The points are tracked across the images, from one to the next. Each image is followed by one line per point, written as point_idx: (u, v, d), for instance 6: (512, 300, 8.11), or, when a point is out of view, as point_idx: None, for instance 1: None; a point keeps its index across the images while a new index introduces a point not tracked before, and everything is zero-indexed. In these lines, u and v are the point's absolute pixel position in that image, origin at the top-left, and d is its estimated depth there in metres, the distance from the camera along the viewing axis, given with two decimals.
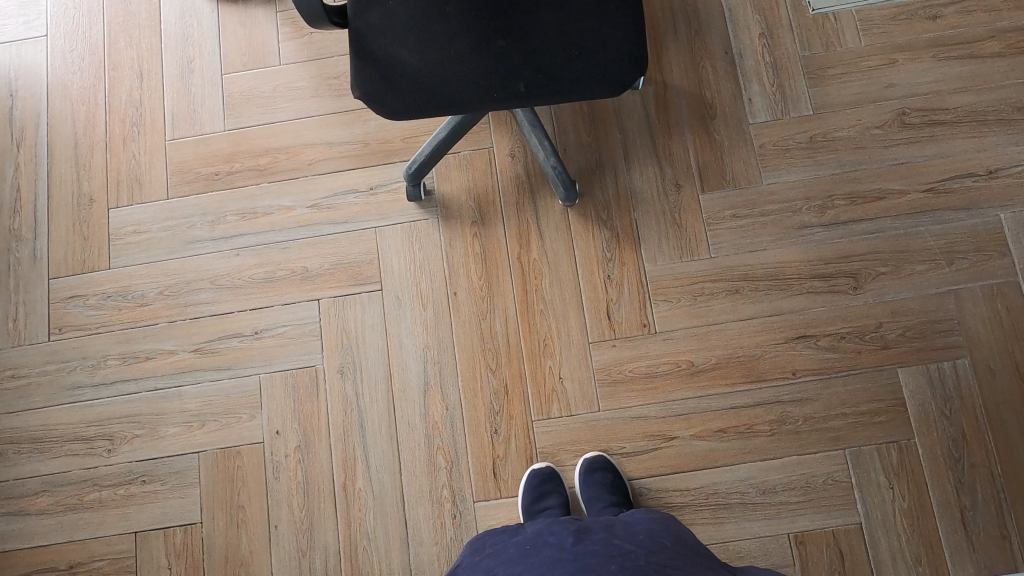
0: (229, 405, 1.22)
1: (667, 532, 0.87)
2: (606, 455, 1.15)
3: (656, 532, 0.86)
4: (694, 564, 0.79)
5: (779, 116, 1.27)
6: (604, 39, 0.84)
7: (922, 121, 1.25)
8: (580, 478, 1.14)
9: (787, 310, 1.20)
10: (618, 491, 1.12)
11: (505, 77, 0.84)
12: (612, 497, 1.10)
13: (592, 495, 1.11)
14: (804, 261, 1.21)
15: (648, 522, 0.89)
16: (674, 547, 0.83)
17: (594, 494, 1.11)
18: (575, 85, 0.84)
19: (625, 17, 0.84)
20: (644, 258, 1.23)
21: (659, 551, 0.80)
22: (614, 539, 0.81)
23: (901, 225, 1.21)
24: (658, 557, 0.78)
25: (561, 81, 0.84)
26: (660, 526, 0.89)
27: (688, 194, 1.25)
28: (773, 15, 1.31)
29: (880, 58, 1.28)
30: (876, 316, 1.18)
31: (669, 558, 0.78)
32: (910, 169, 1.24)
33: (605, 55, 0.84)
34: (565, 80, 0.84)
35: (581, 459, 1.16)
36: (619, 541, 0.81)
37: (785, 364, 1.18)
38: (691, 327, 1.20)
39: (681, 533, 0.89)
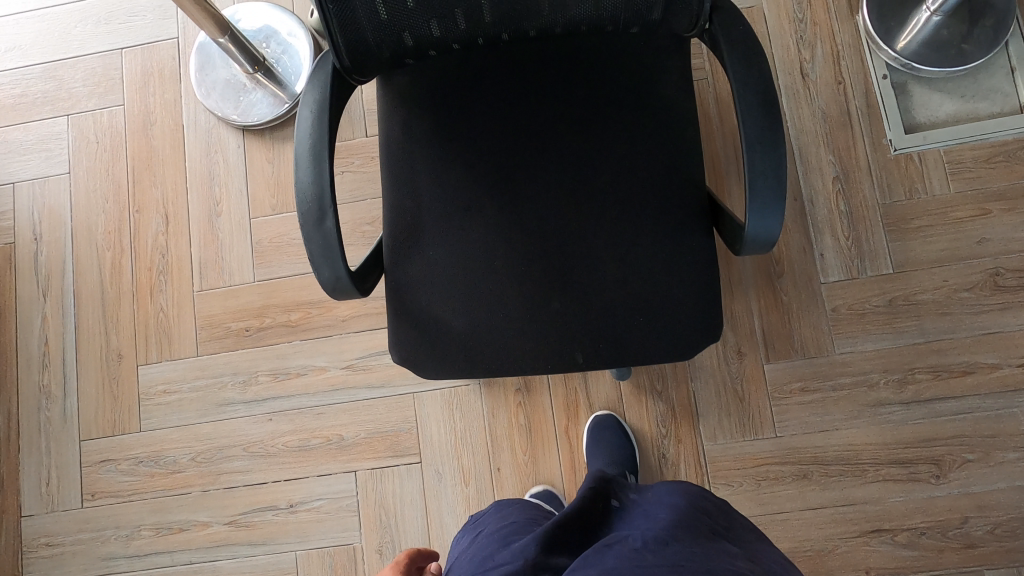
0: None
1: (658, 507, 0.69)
2: (616, 414, 1.16)
3: (645, 514, 0.68)
4: (698, 547, 0.61)
5: (854, 275, 1.15)
6: (672, 299, 0.73)
7: (1019, 283, 1.12)
8: (589, 433, 1.14)
9: (860, 500, 1.10)
10: (626, 451, 1.11)
11: (560, 340, 0.75)
12: (617, 456, 1.09)
13: (602, 452, 1.10)
14: (880, 445, 1.11)
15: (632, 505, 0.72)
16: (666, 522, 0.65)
17: (601, 449, 1.10)
18: (641, 354, 0.74)
19: (699, 275, 0.74)
20: (702, 435, 1.14)
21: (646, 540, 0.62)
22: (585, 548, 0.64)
23: (990, 405, 1.10)
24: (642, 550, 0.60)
25: (623, 347, 0.74)
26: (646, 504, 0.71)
27: (751, 363, 1.15)
28: (850, 155, 1.18)
29: (972, 208, 1.15)
30: (960, 509, 1.08)
31: (660, 546, 0.60)
32: (1003, 339, 1.11)
33: (675, 321, 0.73)
34: (627, 345, 0.74)
35: (593, 416, 1.16)
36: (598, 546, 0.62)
37: (857, 561, 1.09)
38: (754, 515, 1.11)
39: (684, 496, 0.72)
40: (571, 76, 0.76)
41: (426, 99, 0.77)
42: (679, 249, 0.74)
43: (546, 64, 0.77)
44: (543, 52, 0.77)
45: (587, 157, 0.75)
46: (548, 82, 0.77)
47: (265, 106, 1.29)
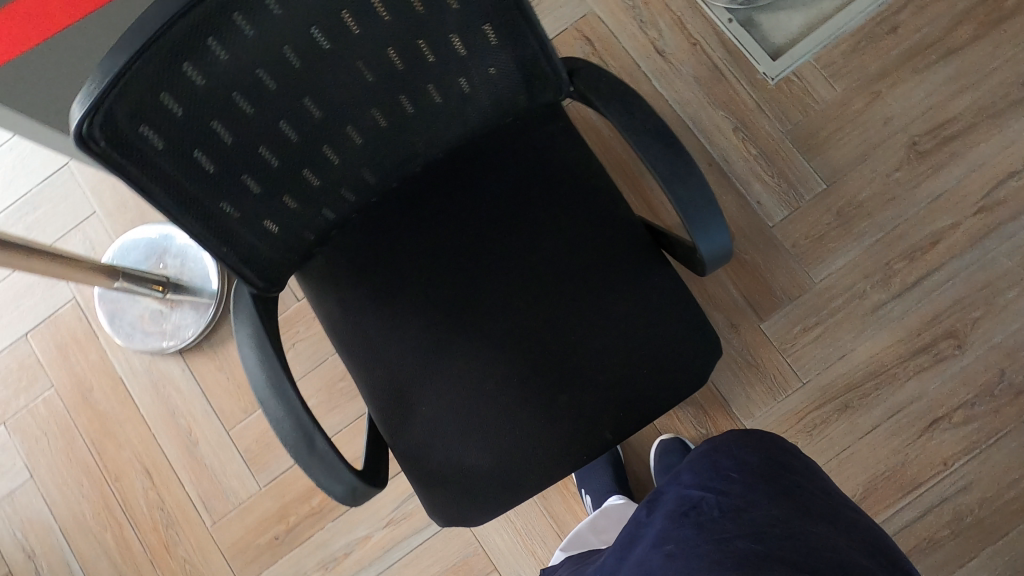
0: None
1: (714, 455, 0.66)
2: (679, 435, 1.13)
3: (716, 461, 0.65)
4: (776, 500, 0.58)
5: (796, 206, 1.19)
6: (665, 339, 0.73)
7: (936, 142, 1.18)
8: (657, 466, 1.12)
9: (906, 402, 1.12)
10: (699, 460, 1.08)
11: (584, 430, 0.73)
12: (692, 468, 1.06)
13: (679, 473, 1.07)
14: (897, 344, 1.14)
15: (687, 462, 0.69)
16: (727, 472, 0.62)
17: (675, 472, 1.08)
18: (662, 400, 0.73)
19: (676, 303, 0.73)
20: (740, 417, 1.14)
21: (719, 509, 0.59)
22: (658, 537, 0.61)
23: (970, 260, 1.14)
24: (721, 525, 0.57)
25: (644, 405, 0.73)
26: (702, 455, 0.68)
27: (749, 330, 1.16)
28: (737, 104, 1.22)
29: (863, 99, 1.20)
30: (993, 365, 1.12)
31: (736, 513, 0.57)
32: (950, 197, 1.16)
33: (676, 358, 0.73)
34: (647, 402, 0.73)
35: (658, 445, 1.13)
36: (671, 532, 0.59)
37: (932, 458, 1.10)
38: (823, 464, 1.12)
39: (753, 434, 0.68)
40: (466, 190, 0.77)
41: (348, 275, 0.76)
42: (646, 291, 0.73)
43: (438, 190, 0.77)
44: (430, 181, 0.77)
45: (523, 249, 0.76)
46: (449, 206, 0.77)
47: (190, 321, 1.25)
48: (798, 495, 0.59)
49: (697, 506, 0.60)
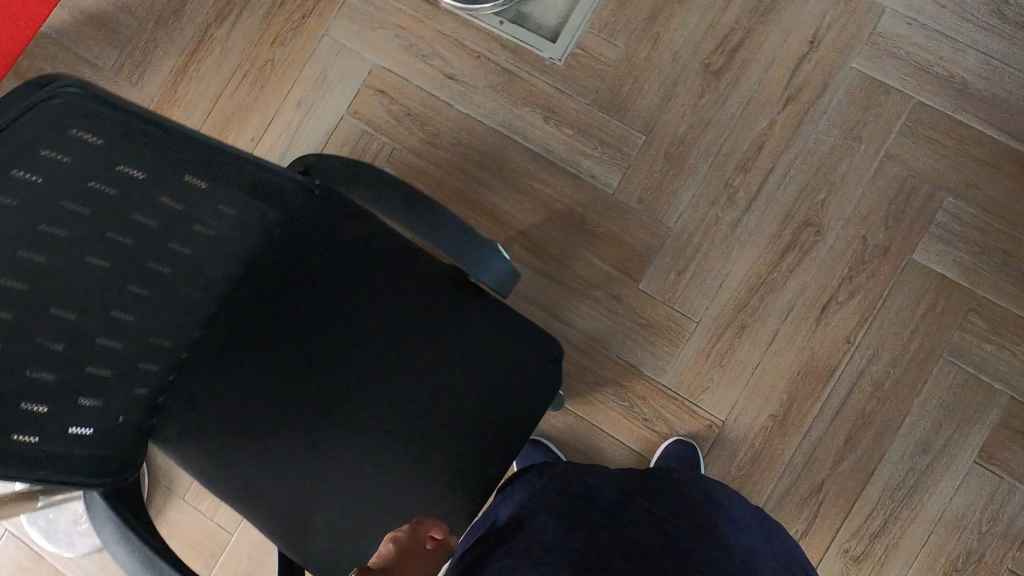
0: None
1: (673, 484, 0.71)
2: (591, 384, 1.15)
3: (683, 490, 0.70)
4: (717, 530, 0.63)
5: (626, 165, 1.22)
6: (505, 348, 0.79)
7: (725, 56, 1.22)
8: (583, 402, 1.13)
9: (793, 301, 1.17)
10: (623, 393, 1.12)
11: (483, 458, 0.78)
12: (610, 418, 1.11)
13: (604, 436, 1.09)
14: (765, 251, 1.18)
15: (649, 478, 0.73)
16: (683, 503, 0.67)
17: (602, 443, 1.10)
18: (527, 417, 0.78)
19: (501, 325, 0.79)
20: (654, 376, 1.18)
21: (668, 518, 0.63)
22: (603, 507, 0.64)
23: (796, 149, 1.19)
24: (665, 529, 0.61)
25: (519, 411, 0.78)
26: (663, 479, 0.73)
27: (630, 294, 1.20)
28: (537, 95, 1.25)
29: (646, 44, 1.24)
30: (854, 236, 1.17)
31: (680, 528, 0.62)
32: (757, 101, 1.21)
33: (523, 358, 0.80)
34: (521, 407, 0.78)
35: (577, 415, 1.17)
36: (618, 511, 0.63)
37: (836, 341, 1.15)
38: (744, 388, 1.16)
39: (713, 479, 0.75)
40: (274, 310, 0.79)
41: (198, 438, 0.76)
42: (475, 321, 0.79)
43: (247, 322, 0.79)
44: (235, 320, 0.79)
45: (350, 337, 0.79)
46: (267, 330, 0.79)
47: None
48: (743, 544, 0.64)
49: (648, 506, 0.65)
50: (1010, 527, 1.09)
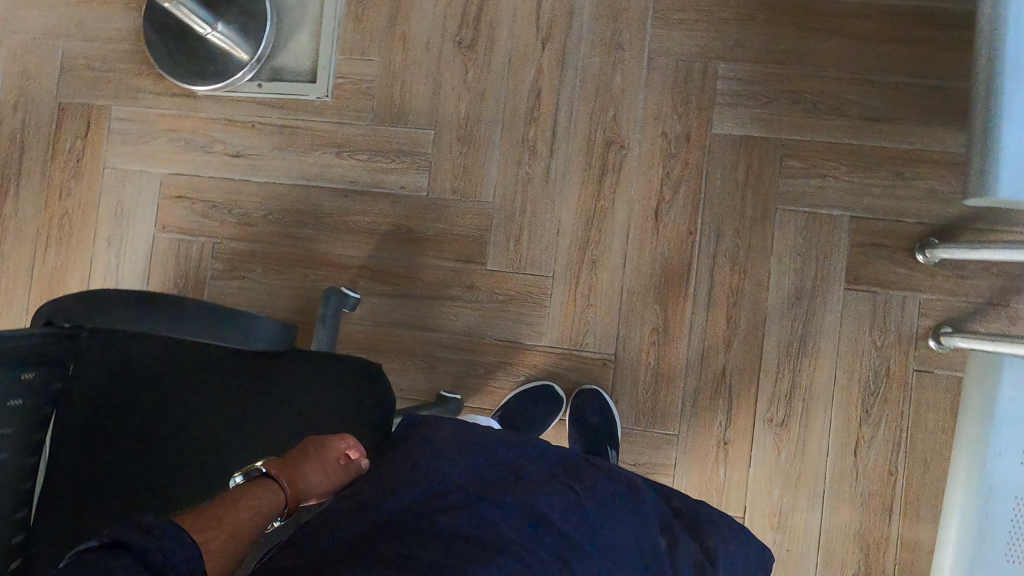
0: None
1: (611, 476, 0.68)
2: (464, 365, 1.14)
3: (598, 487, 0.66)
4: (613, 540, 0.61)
5: (427, 163, 1.24)
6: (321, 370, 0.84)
7: (472, 26, 1.24)
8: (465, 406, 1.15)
9: (627, 218, 1.19)
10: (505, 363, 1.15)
11: None
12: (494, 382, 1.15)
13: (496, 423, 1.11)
14: (583, 185, 1.20)
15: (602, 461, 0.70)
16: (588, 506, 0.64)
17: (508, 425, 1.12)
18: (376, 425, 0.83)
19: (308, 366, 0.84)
20: (535, 342, 1.20)
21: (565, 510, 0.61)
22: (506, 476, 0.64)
23: (571, 81, 1.21)
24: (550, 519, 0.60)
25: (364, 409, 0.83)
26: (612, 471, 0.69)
27: (482, 278, 1.21)
28: (321, 136, 1.26)
29: (398, 47, 1.25)
30: (655, 135, 1.19)
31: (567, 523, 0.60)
32: (518, 53, 1.23)
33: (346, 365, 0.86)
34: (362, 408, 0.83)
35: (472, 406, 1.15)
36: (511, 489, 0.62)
37: (679, 237, 1.17)
38: (619, 315, 1.18)
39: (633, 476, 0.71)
40: (100, 471, 0.79)
41: None
42: (284, 376, 0.84)
43: (81, 494, 0.78)
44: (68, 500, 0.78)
45: (186, 453, 0.81)
46: (101, 491, 0.78)
47: None
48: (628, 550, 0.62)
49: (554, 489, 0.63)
50: (901, 333, 1.12)
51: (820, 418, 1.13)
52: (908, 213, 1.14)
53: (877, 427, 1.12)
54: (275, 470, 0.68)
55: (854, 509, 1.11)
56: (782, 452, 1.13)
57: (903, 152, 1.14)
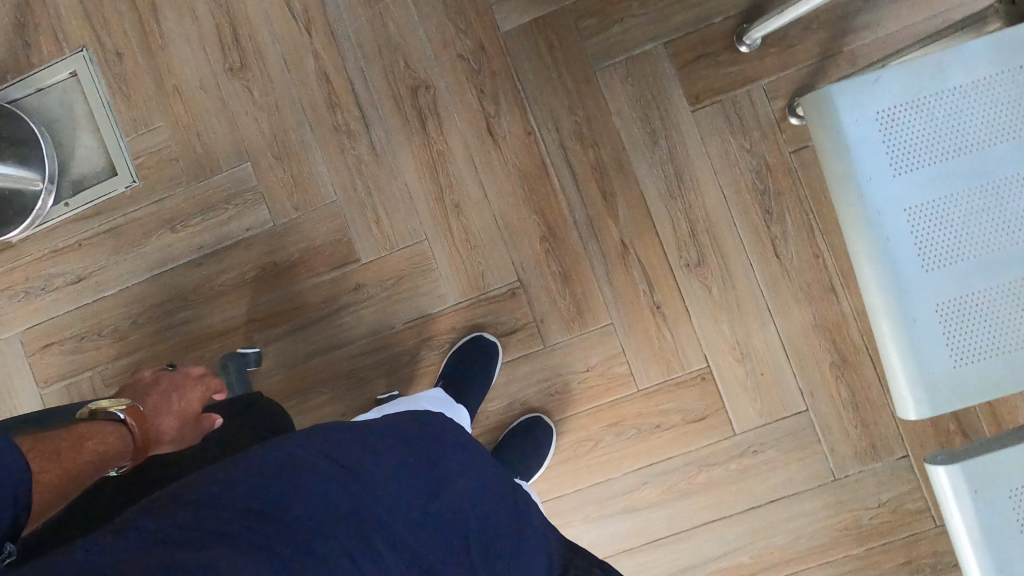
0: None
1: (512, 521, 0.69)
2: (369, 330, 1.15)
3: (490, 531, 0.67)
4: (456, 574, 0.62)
5: (259, 194, 1.19)
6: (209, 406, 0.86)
7: (235, 47, 1.19)
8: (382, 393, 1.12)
9: (466, 149, 1.15)
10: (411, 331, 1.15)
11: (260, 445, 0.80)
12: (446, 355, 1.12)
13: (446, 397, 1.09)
14: (411, 139, 1.16)
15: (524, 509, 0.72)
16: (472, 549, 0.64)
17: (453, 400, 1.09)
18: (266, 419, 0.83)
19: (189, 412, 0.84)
20: (441, 306, 1.16)
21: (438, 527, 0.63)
22: (425, 465, 0.66)
23: (351, 50, 1.17)
24: (414, 519, 0.62)
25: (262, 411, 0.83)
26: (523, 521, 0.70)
27: (363, 273, 1.17)
28: (149, 221, 1.21)
29: (177, 101, 1.20)
30: (452, 60, 1.15)
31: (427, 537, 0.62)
32: (290, 51, 1.18)
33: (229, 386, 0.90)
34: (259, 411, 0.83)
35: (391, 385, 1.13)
36: (406, 487, 0.63)
37: (522, 141, 1.14)
38: (504, 243, 1.14)
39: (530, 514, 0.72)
40: None
41: None
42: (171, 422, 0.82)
43: None
44: None
45: None
46: None
47: None
48: None
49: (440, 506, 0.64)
50: (762, 125, 1.10)
51: (731, 241, 1.11)
52: (713, 12, 1.11)
53: (784, 222, 1.10)
54: (133, 418, 0.73)
55: (801, 306, 1.09)
56: (712, 289, 1.11)
57: None
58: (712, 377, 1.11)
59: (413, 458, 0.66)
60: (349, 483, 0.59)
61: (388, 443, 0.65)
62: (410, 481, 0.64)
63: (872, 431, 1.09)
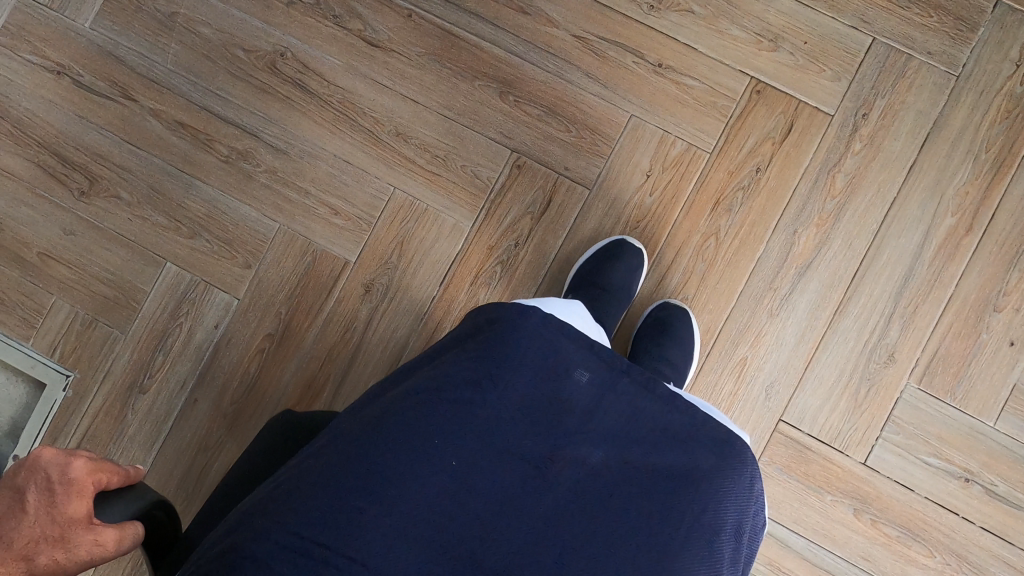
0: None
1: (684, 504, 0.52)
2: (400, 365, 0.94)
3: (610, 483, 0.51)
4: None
5: (202, 284, 0.96)
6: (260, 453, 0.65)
7: (72, 171, 0.99)
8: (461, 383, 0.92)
9: (364, 79, 0.96)
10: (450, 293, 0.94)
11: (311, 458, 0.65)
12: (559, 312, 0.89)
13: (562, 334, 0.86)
14: (305, 113, 0.97)
15: (709, 474, 0.54)
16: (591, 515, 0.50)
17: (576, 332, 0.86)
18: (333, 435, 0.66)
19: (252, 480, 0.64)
20: (462, 238, 0.94)
21: (540, 512, 0.49)
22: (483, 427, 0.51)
23: (185, 82, 0.98)
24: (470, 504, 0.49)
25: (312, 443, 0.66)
26: (703, 490, 0.53)
27: (362, 272, 0.95)
28: (111, 402, 0.96)
29: (54, 265, 0.98)
30: (285, 13, 0.98)
31: (527, 524, 0.49)
32: (127, 130, 0.98)
33: (287, 416, 0.68)
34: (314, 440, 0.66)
35: None
36: (486, 472, 0.50)
37: (408, 30, 0.96)
38: (472, 131, 0.95)
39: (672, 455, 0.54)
40: None
41: None
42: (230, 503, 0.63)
43: None
44: None
45: None
46: None
47: None
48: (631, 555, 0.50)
49: (549, 490, 0.50)
50: None
51: None
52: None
53: None
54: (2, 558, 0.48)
55: None
56: (694, 9, 0.94)
57: None
58: (765, 85, 0.92)
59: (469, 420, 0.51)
60: (385, 497, 0.48)
61: (445, 413, 0.51)
62: (483, 465, 0.50)
63: (949, 7, 0.91)
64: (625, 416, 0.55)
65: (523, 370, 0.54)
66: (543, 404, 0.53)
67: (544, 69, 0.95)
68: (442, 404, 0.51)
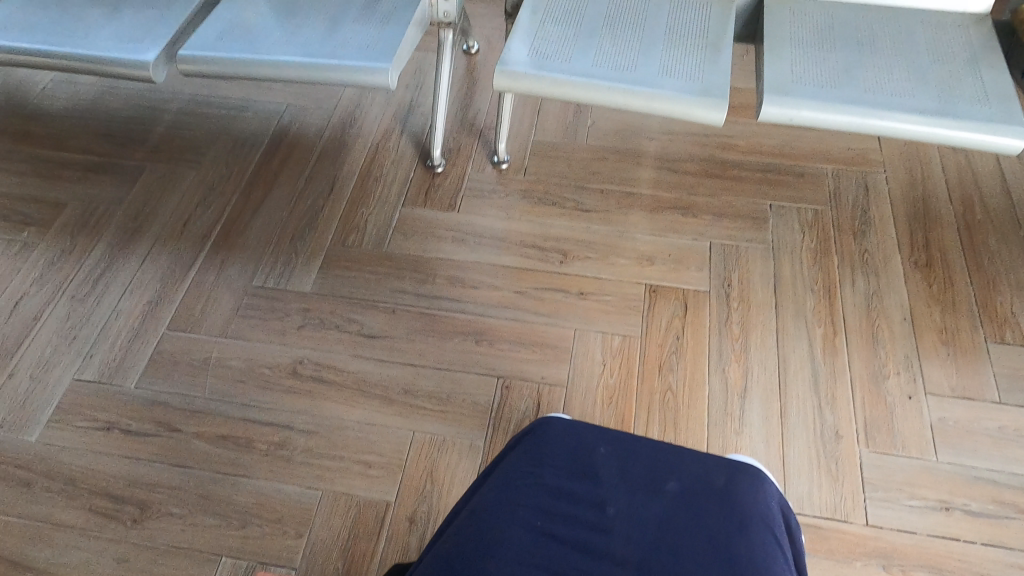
0: (968, 423, 1.12)
1: (720, 511, 0.60)
2: None
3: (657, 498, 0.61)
4: None
5: (258, 565, 1.04)
6: None
7: (125, 504, 1.10)
8: None
9: (370, 361, 1.23)
10: None
11: None
12: None
13: None
14: (328, 398, 1.19)
15: (740, 482, 0.63)
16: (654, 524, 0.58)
17: None
18: None
19: None
20: (480, 452, 1.13)
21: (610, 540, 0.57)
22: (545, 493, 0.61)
23: (223, 405, 1.19)
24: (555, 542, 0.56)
25: None
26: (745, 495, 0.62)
27: (404, 506, 1.08)
28: None
29: None
30: (298, 335, 1.27)
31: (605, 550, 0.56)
32: (174, 455, 1.14)
33: None
34: None
35: None
36: (561, 522, 0.58)
37: (395, 320, 1.28)
38: (463, 373, 1.21)
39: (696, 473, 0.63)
40: None
41: None
42: None
43: None
44: None
45: None
46: None
47: None
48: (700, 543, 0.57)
49: (616, 526, 0.58)
50: (497, 183, 1.47)
51: (562, 231, 1.39)
52: (405, 174, 1.50)
53: (569, 199, 1.44)
54: None
55: (632, 214, 1.41)
56: (590, 255, 1.35)
57: (363, 175, 1.50)
58: (657, 286, 1.30)
59: (532, 491, 0.60)
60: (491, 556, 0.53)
61: (510, 493, 0.60)
62: (558, 516, 0.58)
63: (746, 215, 1.39)
64: (650, 466, 0.64)
65: (561, 452, 0.65)
66: (580, 473, 0.63)
67: (502, 318, 1.27)
68: (505, 490, 0.60)
